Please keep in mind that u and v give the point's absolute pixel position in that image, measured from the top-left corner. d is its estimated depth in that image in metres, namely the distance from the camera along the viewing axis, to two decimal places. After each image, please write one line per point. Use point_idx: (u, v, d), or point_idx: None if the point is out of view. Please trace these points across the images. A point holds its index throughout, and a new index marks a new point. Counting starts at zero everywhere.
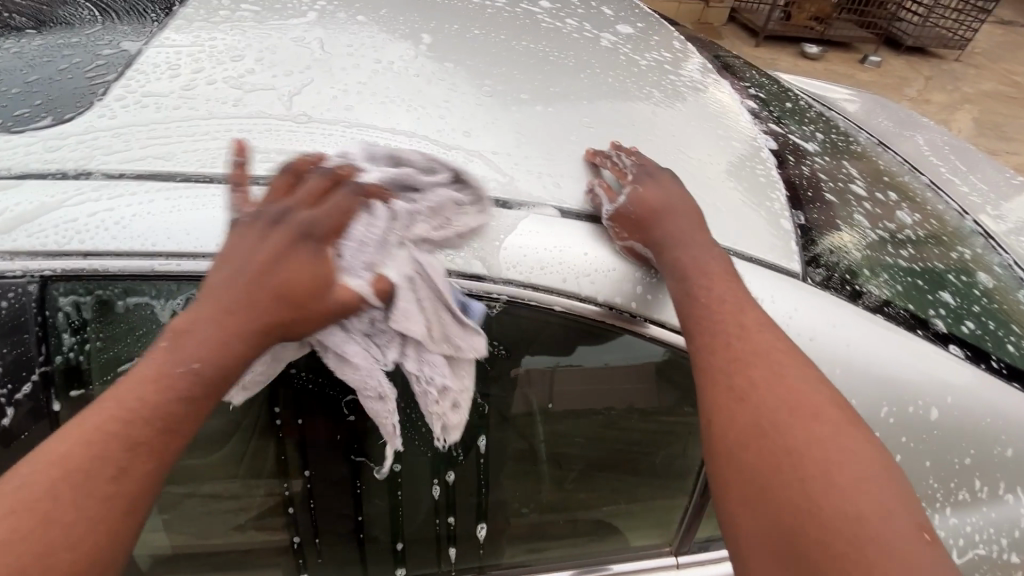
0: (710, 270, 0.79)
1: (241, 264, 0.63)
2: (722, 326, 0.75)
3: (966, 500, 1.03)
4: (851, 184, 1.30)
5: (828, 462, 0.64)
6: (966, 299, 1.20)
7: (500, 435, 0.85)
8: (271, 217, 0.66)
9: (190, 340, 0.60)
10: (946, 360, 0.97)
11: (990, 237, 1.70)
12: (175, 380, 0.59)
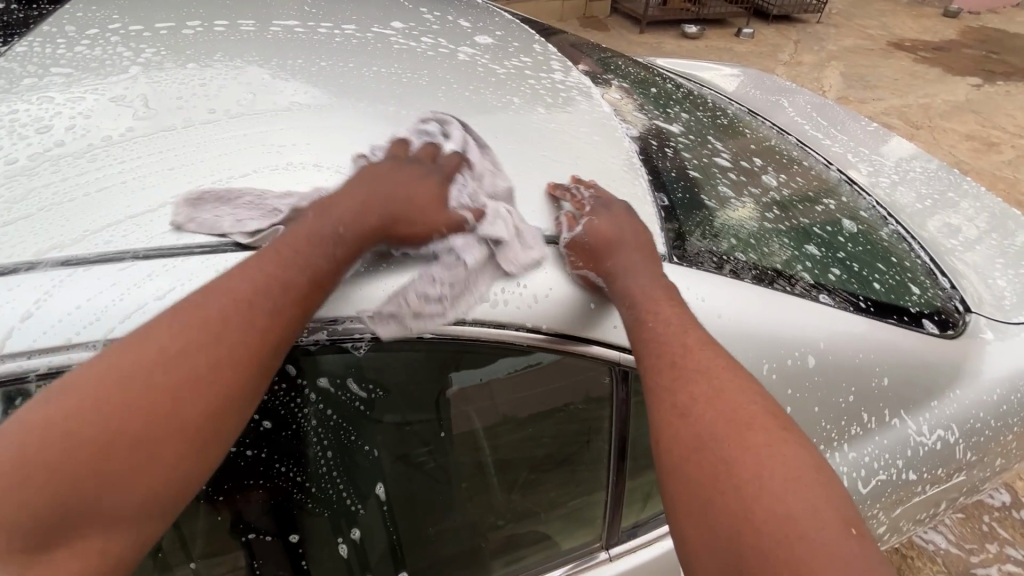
0: (655, 296, 0.82)
1: (378, 179, 0.79)
2: (666, 347, 0.77)
3: (858, 433, 1.11)
4: (715, 158, 1.38)
5: (762, 469, 0.64)
6: (831, 248, 1.30)
7: (403, 477, 0.82)
8: (411, 161, 0.84)
9: (326, 222, 0.72)
10: (813, 309, 1.04)
11: (853, 183, 1.86)
12: (311, 255, 0.69)
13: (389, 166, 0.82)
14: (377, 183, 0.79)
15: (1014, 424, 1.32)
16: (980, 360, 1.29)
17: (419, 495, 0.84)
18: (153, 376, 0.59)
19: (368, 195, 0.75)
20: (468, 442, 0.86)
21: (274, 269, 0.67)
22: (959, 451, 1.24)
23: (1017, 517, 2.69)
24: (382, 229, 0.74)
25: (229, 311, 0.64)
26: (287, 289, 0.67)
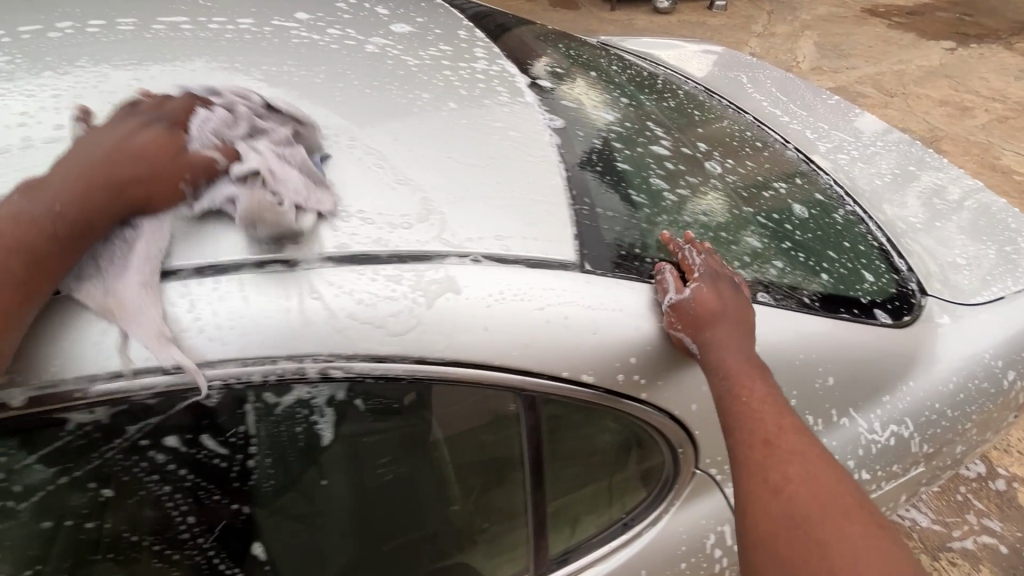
0: (748, 374, 0.84)
1: (104, 140, 0.70)
2: (760, 423, 0.80)
3: None
4: (652, 146, 1.29)
5: (852, 560, 0.68)
6: (775, 237, 1.23)
7: (286, 535, 0.73)
8: (147, 113, 0.75)
9: (47, 189, 0.64)
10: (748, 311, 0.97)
11: (810, 163, 1.78)
12: (26, 227, 0.62)
13: (119, 123, 0.73)
14: (96, 145, 0.69)
15: (974, 411, 1.26)
16: (936, 349, 1.22)
17: (312, 550, 0.76)
18: None
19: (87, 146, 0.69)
20: (362, 489, 0.76)
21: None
22: (915, 445, 1.18)
23: (992, 488, 2.68)
24: (114, 187, 0.66)
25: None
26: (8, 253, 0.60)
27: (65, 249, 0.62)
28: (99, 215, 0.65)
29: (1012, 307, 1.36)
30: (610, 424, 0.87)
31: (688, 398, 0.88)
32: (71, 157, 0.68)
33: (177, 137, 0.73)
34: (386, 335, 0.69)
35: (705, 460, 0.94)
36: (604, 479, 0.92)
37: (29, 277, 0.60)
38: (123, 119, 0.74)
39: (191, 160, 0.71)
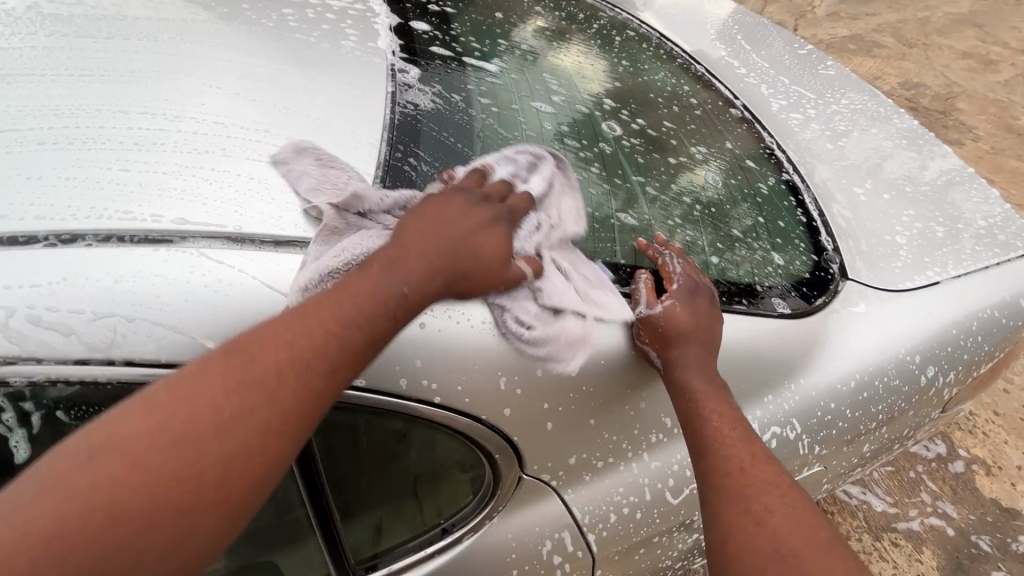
0: (719, 402, 0.85)
1: (436, 232, 0.71)
2: (735, 454, 0.80)
3: (660, 439, 0.94)
4: (533, 104, 1.13)
5: None
6: (663, 210, 1.08)
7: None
8: (481, 193, 0.78)
9: (405, 267, 0.67)
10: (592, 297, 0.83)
11: (755, 121, 1.58)
12: (360, 320, 0.62)
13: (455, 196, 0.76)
14: (428, 221, 0.72)
15: (880, 411, 1.15)
16: (839, 342, 1.09)
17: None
18: (221, 428, 0.54)
19: (421, 232, 0.71)
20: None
21: (322, 324, 0.60)
22: (804, 446, 1.08)
23: (950, 470, 2.58)
24: (441, 281, 0.69)
25: (296, 344, 0.59)
26: (353, 332, 0.62)
27: (400, 330, 0.66)
28: (430, 298, 0.68)
29: (937, 296, 1.22)
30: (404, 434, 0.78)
31: (498, 402, 0.77)
32: (409, 229, 0.71)
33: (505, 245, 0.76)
34: (79, 344, 0.59)
35: (532, 466, 0.85)
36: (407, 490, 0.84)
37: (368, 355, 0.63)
38: (451, 200, 0.76)
39: (508, 275, 0.74)
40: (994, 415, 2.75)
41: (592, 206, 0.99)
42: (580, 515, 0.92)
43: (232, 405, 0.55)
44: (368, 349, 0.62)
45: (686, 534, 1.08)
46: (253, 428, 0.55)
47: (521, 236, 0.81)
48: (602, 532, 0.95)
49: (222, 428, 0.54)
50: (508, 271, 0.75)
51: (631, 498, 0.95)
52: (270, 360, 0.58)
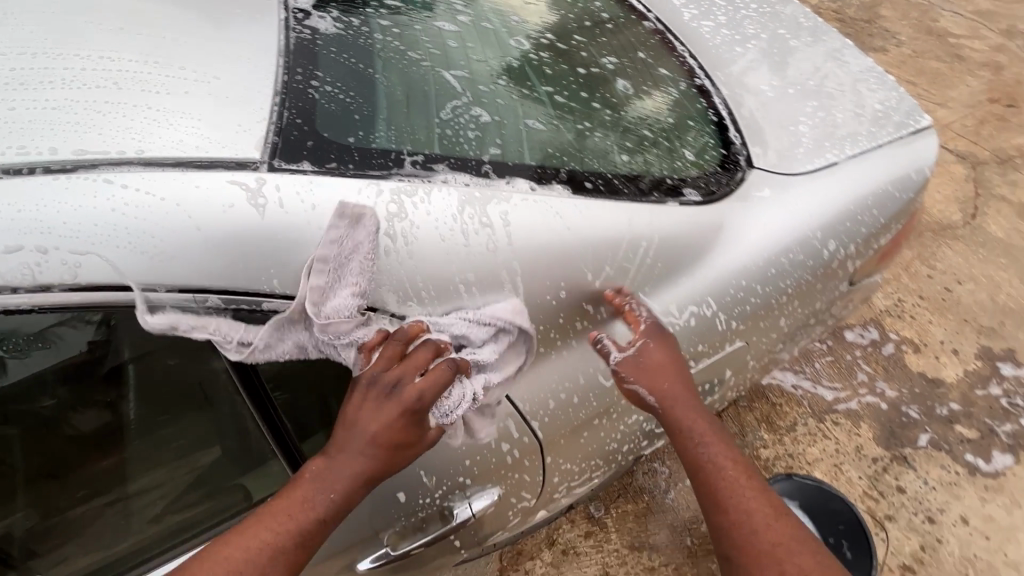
0: (695, 427, 1.03)
1: (358, 434, 0.80)
2: (718, 475, 0.99)
3: (587, 326, 1.02)
4: (436, 24, 1.14)
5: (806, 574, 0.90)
6: (573, 116, 1.12)
7: (90, 476, 0.88)
8: (394, 385, 0.78)
9: (329, 477, 0.80)
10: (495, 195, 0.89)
11: (667, 31, 1.62)
12: (296, 533, 0.78)
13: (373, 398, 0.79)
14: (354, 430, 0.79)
15: (789, 285, 1.27)
16: (744, 224, 1.18)
17: (124, 483, 0.91)
18: None
19: (344, 437, 0.81)
20: (158, 429, 0.89)
21: (267, 540, 0.77)
22: (722, 323, 1.20)
23: (882, 353, 2.82)
24: (366, 479, 0.82)
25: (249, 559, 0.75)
26: (290, 549, 0.77)
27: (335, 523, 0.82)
28: (359, 490, 0.82)
29: (836, 177, 1.33)
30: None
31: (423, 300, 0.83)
32: (341, 432, 0.81)
33: (423, 425, 0.83)
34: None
35: None
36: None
37: (307, 556, 0.79)
38: (369, 392, 0.79)
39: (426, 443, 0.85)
40: (920, 299, 2.99)
41: (500, 113, 1.02)
42: (521, 405, 1.01)
43: None
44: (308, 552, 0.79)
45: (627, 415, 1.20)
46: None
47: (450, 398, 0.84)
48: (544, 419, 1.05)
49: None
50: (429, 441, 0.85)
51: (567, 385, 1.04)
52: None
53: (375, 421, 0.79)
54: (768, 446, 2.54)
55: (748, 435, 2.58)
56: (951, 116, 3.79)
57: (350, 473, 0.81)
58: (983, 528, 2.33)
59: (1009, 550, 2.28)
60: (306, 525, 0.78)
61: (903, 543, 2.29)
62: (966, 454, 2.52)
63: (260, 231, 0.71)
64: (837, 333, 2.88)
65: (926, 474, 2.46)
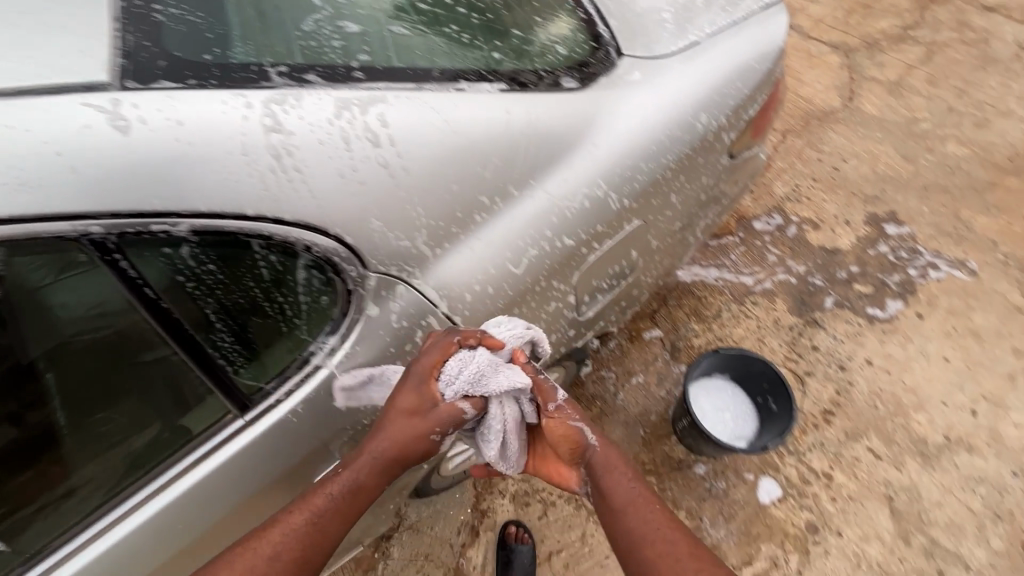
0: (614, 465, 1.28)
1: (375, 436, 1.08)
2: (634, 509, 1.23)
3: (486, 219, 1.09)
4: None
5: None
6: (439, 21, 1.15)
7: (22, 482, 0.94)
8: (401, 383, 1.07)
9: (350, 469, 1.09)
10: (367, 97, 0.93)
11: None
12: (315, 513, 1.06)
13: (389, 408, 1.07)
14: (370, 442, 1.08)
15: (671, 160, 1.38)
16: (619, 106, 1.26)
17: (60, 479, 0.97)
18: None
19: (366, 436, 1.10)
20: (86, 420, 0.96)
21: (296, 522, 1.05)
22: (615, 203, 1.29)
23: (787, 234, 3.09)
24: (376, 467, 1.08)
25: (277, 539, 1.03)
26: (308, 531, 1.05)
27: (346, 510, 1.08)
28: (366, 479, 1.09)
29: (701, 55, 1.42)
30: (259, 260, 0.89)
31: (316, 206, 0.88)
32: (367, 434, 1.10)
33: (421, 418, 1.07)
34: None
35: (374, 262, 0.98)
36: (279, 324, 0.98)
37: (320, 536, 1.06)
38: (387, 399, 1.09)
39: (423, 434, 1.07)
40: (814, 182, 3.27)
41: (362, 24, 1.03)
42: (434, 296, 1.08)
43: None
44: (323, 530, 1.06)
45: (546, 302, 1.30)
46: None
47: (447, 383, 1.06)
48: (465, 313, 1.14)
49: None
50: (428, 426, 1.07)
51: (481, 278, 1.12)
52: (257, 554, 1.02)
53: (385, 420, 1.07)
54: (699, 335, 2.78)
55: (680, 330, 2.80)
56: (823, 10, 4.03)
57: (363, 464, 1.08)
58: (884, 365, 2.67)
59: (907, 379, 2.63)
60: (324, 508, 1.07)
61: (822, 392, 2.61)
62: (866, 307, 2.84)
63: (125, 150, 0.72)
64: (747, 224, 3.13)
65: (834, 331, 2.78)
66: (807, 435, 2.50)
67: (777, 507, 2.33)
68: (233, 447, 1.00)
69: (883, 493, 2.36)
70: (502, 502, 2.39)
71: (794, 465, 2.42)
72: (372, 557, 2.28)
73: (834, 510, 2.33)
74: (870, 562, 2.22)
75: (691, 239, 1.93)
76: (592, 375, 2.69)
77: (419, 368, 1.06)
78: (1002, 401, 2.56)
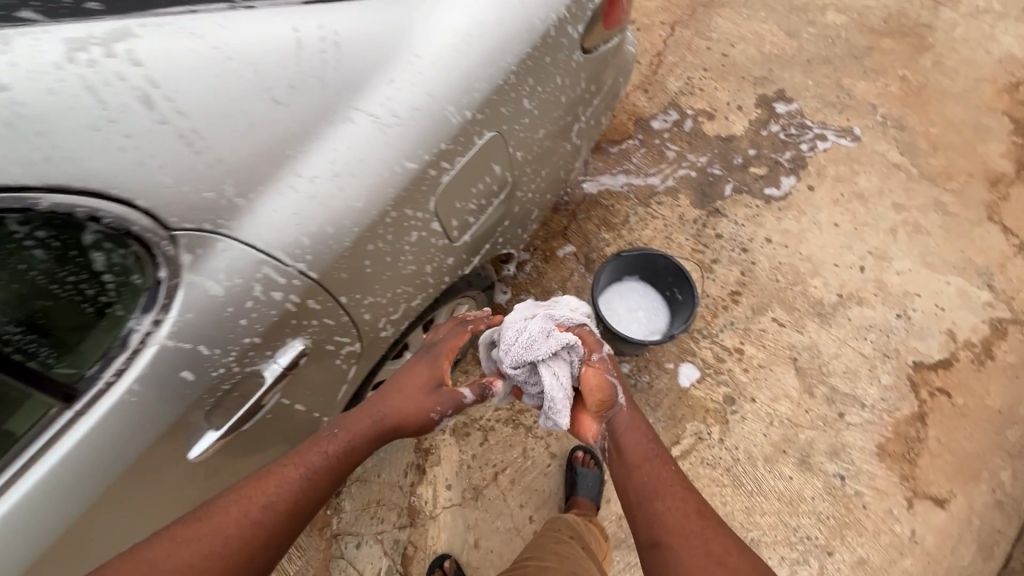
0: (634, 426, 1.68)
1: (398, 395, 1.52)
2: (649, 460, 1.58)
3: (304, 155, 1.02)
4: None
5: (706, 527, 1.41)
6: None
7: None
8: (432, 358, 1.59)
9: (368, 417, 1.47)
10: (107, 34, 0.82)
11: None
12: (334, 448, 1.39)
13: (415, 382, 1.56)
14: (380, 409, 1.49)
15: (513, 59, 1.30)
16: (436, 11, 1.17)
17: None
18: (253, 509, 1.24)
19: (388, 395, 1.52)
20: None
21: (318, 455, 1.36)
22: (456, 117, 1.23)
23: (684, 129, 3.11)
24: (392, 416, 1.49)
25: (300, 468, 1.32)
26: (327, 464, 1.36)
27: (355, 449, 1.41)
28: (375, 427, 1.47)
29: None
30: (24, 239, 0.81)
31: (76, 169, 0.78)
32: (396, 391, 1.54)
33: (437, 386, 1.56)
34: None
35: (176, 221, 0.90)
36: (83, 304, 0.91)
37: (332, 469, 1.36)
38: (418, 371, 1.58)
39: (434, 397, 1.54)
40: (705, 72, 3.26)
41: None
42: (267, 249, 1.01)
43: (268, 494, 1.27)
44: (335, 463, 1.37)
45: (406, 233, 1.26)
46: (271, 506, 1.26)
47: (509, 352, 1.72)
48: (310, 259, 1.07)
49: (253, 507, 1.24)
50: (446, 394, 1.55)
51: (317, 220, 1.05)
52: (285, 480, 1.30)
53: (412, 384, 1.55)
54: (611, 244, 2.83)
55: (592, 241, 2.84)
56: None
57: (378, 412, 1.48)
58: (782, 240, 2.82)
59: (803, 249, 2.79)
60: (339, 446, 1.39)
61: (728, 276, 2.74)
62: (762, 188, 2.95)
63: None
64: (644, 125, 3.12)
65: (735, 216, 2.88)
66: (718, 317, 2.65)
67: (697, 387, 2.51)
68: (83, 434, 0.91)
69: (788, 356, 2.56)
70: (443, 437, 2.45)
71: (708, 347, 2.58)
72: (325, 515, 2.31)
73: (747, 380, 2.52)
74: (781, 418, 2.44)
75: (570, 145, 1.89)
76: (512, 301, 2.71)
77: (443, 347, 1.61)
78: (886, 254, 2.77)
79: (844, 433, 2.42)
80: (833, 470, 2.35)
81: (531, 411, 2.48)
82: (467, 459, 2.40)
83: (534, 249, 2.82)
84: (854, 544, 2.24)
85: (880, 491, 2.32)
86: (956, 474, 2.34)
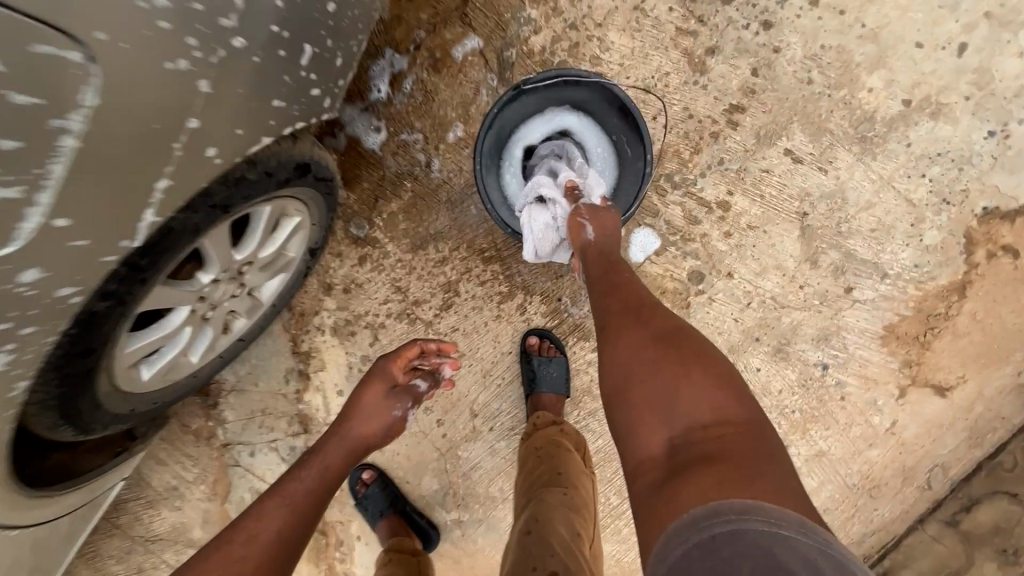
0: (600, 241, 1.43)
1: (366, 409, 1.44)
2: (599, 259, 1.39)
3: None
4: None
5: (643, 304, 1.20)
6: None
7: None
8: (383, 359, 1.50)
9: (337, 443, 1.37)
10: None
11: None
12: (307, 477, 1.29)
13: (380, 386, 1.47)
14: (345, 424, 1.41)
15: None
16: None
17: None
18: (234, 553, 1.11)
19: (355, 410, 1.43)
20: None
21: (295, 490, 1.25)
22: None
23: None
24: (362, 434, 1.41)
25: (279, 509, 1.21)
26: (308, 498, 1.25)
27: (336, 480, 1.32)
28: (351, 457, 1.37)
29: None
30: None
31: None
32: (362, 403, 1.45)
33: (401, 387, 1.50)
34: None
35: None
36: None
37: (315, 504, 1.25)
38: (378, 376, 1.48)
39: (401, 401, 1.49)
40: None
41: None
42: None
43: (248, 535, 1.15)
44: (316, 495, 1.26)
45: None
46: (254, 544, 1.13)
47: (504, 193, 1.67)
48: None
49: (234, 551, 1.11)
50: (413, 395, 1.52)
51: None
52: (265, 522, 1.17)
53: (374, 394, 1.46)
54: (541, 29, 1.69)
55: (510, 26, 1.70)
56: None
57: (350, 433, 1.39)
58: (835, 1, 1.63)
59: (868, 18, 1.63)
60: (317, 480, 1.29)
61: (730, 79, 1.68)
62: None
63: None
64: None
65: None
66: (701, 154, 1.72)
67: (654, 262, 1.79)
68: None
69: (795, 209, 1.74)
70: (324, 339, 1.94)
71: (678, 204, 1.76)
72: (207, 427, 2.03)
73: (727, 248, 1.77)
74: (762, 298, 1.80)
75: None
76: (390, 145, 1.79)
77: (386, 361, 1.50)
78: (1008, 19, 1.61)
79: (844, 312, 1.80)
80: (816, 358, 1.83)
81: (430, 303, 1.88)
82: (357, 362, 1.95)
83: (415, 49, 1.73)
84: (817, 437, 1.87)
85: (869, 380, 1.83)
86: (975, 358, 1.80)
